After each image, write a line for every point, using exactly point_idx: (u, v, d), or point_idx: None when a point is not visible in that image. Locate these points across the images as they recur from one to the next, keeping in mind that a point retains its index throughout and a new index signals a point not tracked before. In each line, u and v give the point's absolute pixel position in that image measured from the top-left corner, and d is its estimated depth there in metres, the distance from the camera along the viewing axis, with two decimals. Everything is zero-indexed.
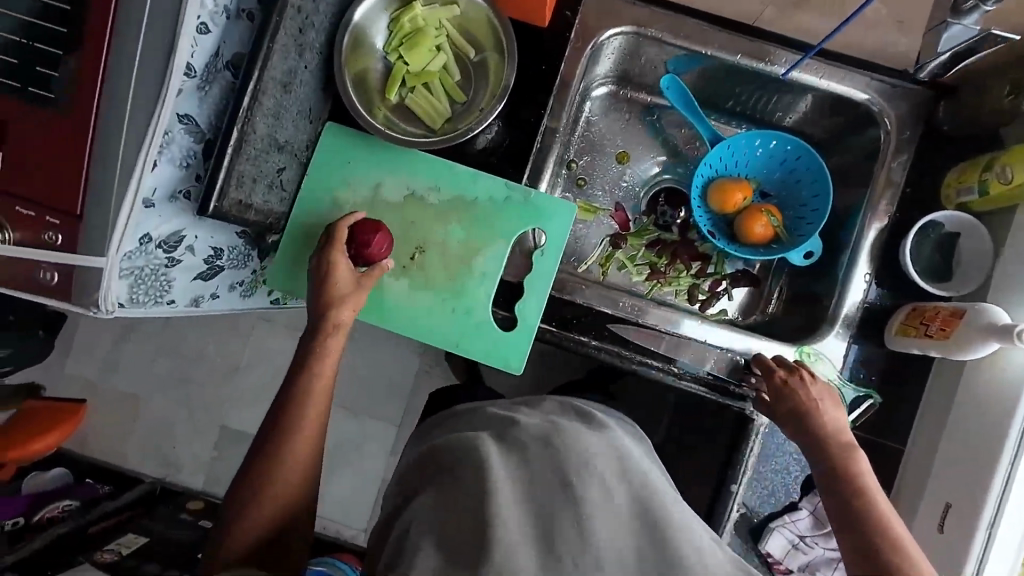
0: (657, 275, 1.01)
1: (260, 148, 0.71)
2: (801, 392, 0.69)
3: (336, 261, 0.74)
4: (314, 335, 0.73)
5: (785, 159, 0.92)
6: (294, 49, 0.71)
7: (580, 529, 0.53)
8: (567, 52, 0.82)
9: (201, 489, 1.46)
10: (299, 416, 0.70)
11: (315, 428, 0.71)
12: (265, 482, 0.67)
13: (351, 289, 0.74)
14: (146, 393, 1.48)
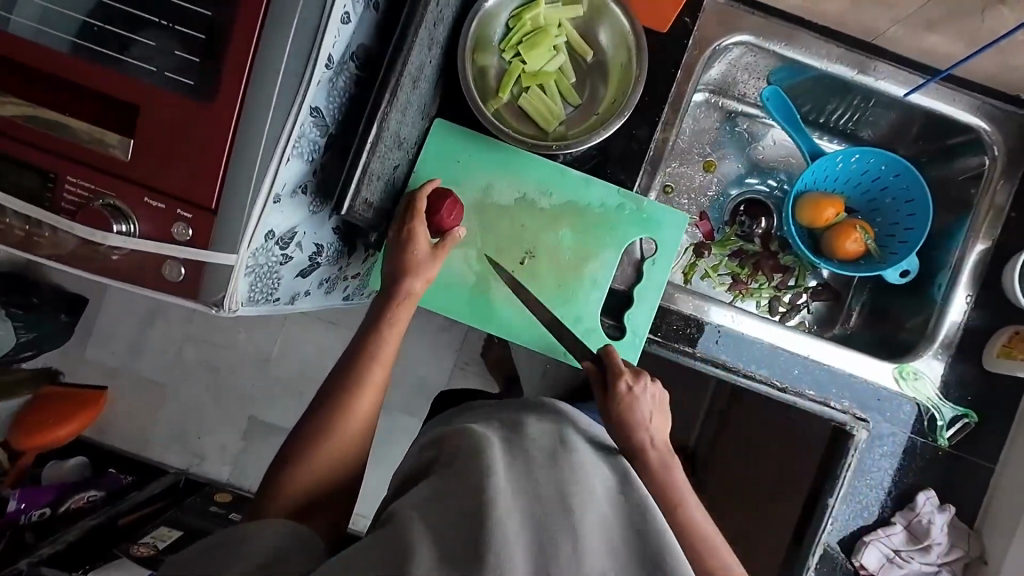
0: (739, 286, 1.02)
1: (387, 146, 0.68)
2: (633, 412, 0.69)
3: (413, 231, 0.72)
4: (385, 303, 0.72)
5: (878, 176, 0.93)
6: (427, 45, 0.68)
7: (577, 546, 0.48)
8: (685, 58, 0.82)
9: (227, 482, 1.34)
10: (358, 386, 0.68)
11: (362, 426, 0.68)
12: (321, 437, 0.66)
13: (421, 262, 0.72)
14: (170, 382, 1.36)
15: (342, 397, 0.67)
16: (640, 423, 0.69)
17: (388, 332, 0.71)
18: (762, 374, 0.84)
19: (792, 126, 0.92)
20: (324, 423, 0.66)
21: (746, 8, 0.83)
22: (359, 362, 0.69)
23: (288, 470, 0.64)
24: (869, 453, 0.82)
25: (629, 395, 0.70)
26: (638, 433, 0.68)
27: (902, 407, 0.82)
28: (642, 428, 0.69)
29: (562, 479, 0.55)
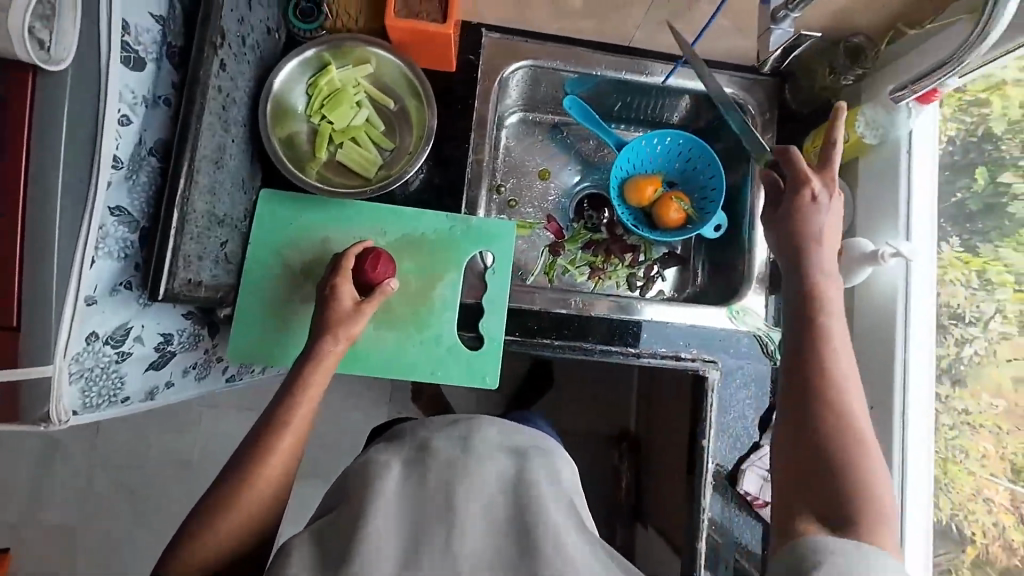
0: (598, 272, 1.12)
1: (202, 226, 0.72)
2: (808, 221, 0.68)
3: (337, 287, 0.75)
4: (303, 363, 0.72)
5: (680, 152, 1.06)
6: (220, 126, 0.73)
7: (450, 539, 0.56)
8: (478, 91, 0.92)
9: None
10: (270, 450, 0.65)
11: (274, 486, 0.65)
12: (232, 501, 0.62)
13: (350, 317, 0.74)
14: (81, 522, 1.27)
15: (248, 458, 0.65)
16: (807, 228, 0.68)
17: (308, 382, 0.71)
18: (619, 346, 0.91)
19: (595, 126, 1.04)
20: (229, 489, 0.63)
21: (526, 38, 0.93)
22: (270, 431, 0.67)
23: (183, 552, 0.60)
24: (726, 390, 0.91)
25: (810, 208, 0.68)
26: (800, 241, 0.68)
27: (741, 340, 0.92)
28: (812, 240, 0.68)
29: (445, 494, 0.60)
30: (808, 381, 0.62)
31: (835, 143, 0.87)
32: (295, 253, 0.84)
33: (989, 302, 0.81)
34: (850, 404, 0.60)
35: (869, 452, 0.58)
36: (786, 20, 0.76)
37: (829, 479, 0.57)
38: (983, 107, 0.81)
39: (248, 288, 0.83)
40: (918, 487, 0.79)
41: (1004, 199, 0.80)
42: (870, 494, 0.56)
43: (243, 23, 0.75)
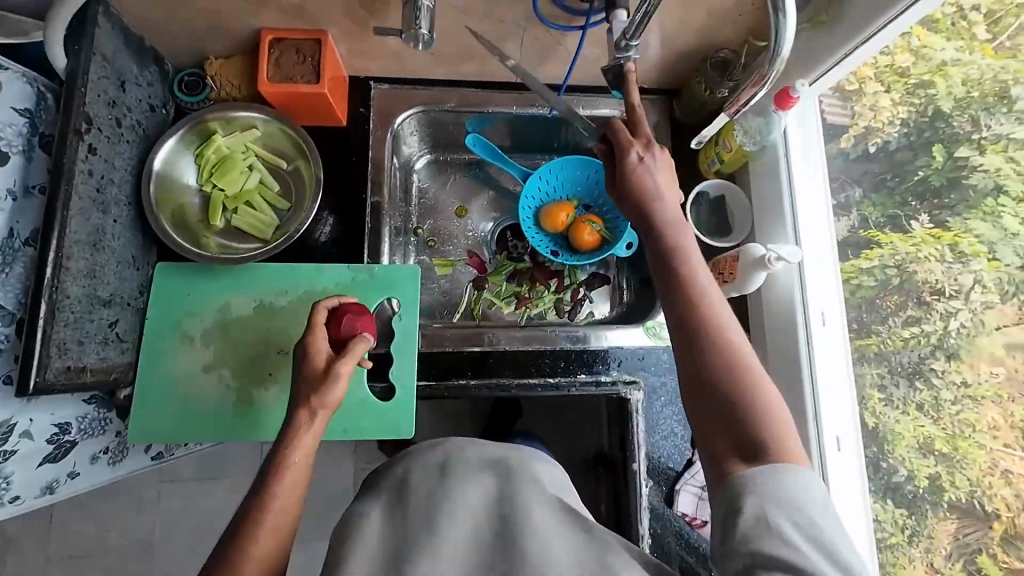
0: (524, 301, 1.11)
1: (81, 311, 0.70)
2: (637, 163, 0.66)
3: (310, 343, 0.69)
4: (287, 432, 0.63)
5: (589, 175, 1.08)
6: (97, 209, 0.73)
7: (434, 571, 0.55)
8: (370, 140, 0.93)
9: None
10: (252, 536, 0.56)
11: (270, 561, 0.56)
12: None
13: (331, 375, 0.66)
14: None
15: (246, 526, 0.56)
16: (645, 191, 0.64)
17: (307, 442, 0.63)
18: (537, 377, 0.89)
19: (499, 161, 1.05)
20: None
21: (414, 86, 0.96)
22: (253, 509, 0.57)
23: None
24: (652, 408, 0.90)
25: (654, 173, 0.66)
26: (639, 203, 0.65)
27: (661, 355, 0.92)
28: (654, 193, 0.64)
29: (428, 522, 0.59)
30: (681, 322, 0.58)
31: (721, 153, 0.89)
32: (194, 324, 0.83)
33: (967, 273, 0.73)
34: (728, 335, 0.57)
35: (757, 376, 0.55)
36: (629, 49, 0.68)
37: (725, 414, 0.54)
38: (929, 88, 0.76)
39: (147, 365, 0.81)
40: (841, 484, 0.79)
41: (966, 171, 0.73)
42: (770, 418, 0.53)
43: (116, 106, 0.76)
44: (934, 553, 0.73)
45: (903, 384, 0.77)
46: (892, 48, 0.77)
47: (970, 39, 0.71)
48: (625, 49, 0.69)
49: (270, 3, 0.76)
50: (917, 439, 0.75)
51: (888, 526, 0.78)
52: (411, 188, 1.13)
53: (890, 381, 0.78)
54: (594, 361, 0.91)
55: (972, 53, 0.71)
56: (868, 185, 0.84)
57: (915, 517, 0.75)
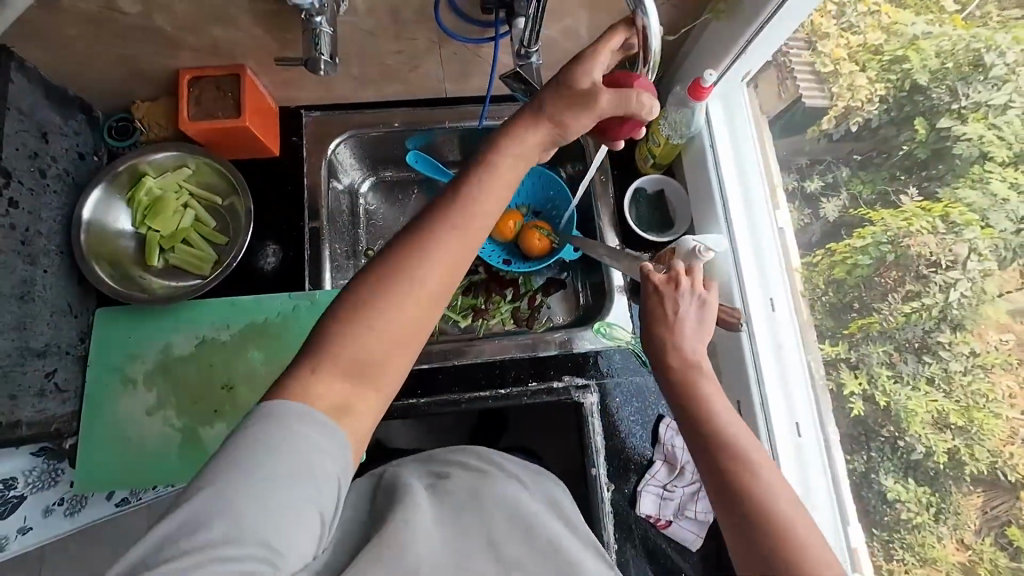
0: (480, 313, 1.10)
1: (10, 364, 0.70)
2: (658, 301, 0.67)
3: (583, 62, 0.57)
4: (468, 168, 0.57)
5: (532, 180, 1.08)
6: (23, 261, 0.73)
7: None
8: (304, 167, 0.93)
9: None
10: (421, 264, 0.51)
11: (422, 308, 0.51)
12: (367, 317, 0.50)
13: (595, 97, 0.57)
14: None
15: (418, 250, 0.52)
16: (670, 322, 0.65)
17: (461, 221, 0.53)
18: (488, 388, 0.90)
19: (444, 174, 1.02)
20: (388, 277, 0.51)
21: (341, 112, 0.96)
22: (428, 235, 0.52)
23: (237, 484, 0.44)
24: (608, 410, 0.88)
25: (692, 309, 0.66)
26: (663, 334, 0.65)
27: (613, 357, 0.91)
28: (680, 329, 0.65)
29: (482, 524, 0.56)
30: (713, 478, 0.57)
31: (653, 148, 0.89)
32: (137, 367, 0.83)
33: (961, 243, 0.63)
34: (757, 466, 0.55)
35: (788, 512, 0.53)
36: (531, 56, 0.74)
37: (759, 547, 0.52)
38: (903, 64, 0.68)
39: (90, 413, 0.81)
40: (801, 473, 0.77)
41: (949, 143, 0.65)
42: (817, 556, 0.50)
43: (39, 157, 0.77)
44: (962, 529, 0.62)
45: (911, 360, 0.67)
46: (864, 26, 0.71)
47: (940, 12, 0.64)
48: (527, 56, 0.74)
49: (182, 43, 0.77)
50: (931, 414, 0.65)
51: (911, 505, 0.67)
52: (358, 212, 1.05)
53: (900, 359, 0.69)
54: (547, 368, 0.90)
55: (942, 26, 0.64)
56: (856, 164, 0.75)
57: (941, 494, 0.64)
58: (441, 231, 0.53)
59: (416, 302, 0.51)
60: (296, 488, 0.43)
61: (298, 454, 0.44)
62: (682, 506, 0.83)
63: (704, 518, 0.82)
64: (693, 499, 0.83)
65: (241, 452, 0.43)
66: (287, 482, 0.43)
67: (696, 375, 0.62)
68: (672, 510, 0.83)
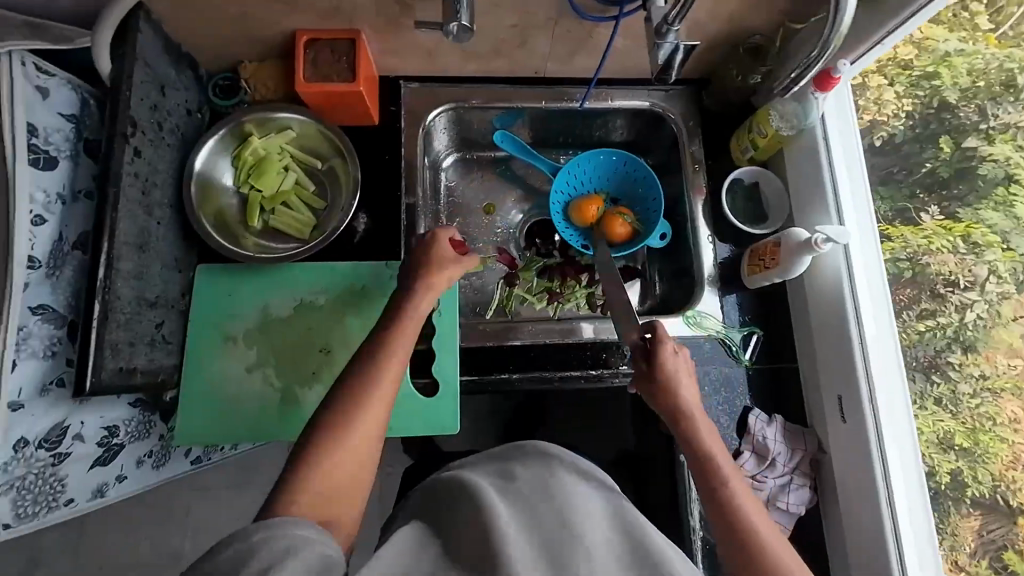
0: (556, 297, 1.11)
1: (130, 311, 0.71)
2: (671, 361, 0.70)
3: (436, 239, 0.77)
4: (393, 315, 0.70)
5: (617, 167, 1.08)
6: (142, 211, 0.74)
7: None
8: (403, 137, 0.93)
9: None
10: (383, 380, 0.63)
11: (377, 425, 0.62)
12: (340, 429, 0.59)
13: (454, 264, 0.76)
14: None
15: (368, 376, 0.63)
16: (679, 388, 0.69)
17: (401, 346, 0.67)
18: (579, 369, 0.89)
19: (527, 155, 1.06)
20: (326, 412, 0.61)
21: (442, 85, 0.96)
22: (372, 362, 0.64)
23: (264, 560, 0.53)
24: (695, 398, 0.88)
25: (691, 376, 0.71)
26: (671, 401, 0.68)
27: (701, 346, 0.91)
28: (684, 394, 0.69)
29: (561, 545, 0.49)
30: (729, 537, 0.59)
31: (757, 138, 0.88)
32: (236, 324, 0.83)
33: (981, 265, 0.78)
34: (752, 509, 0.60)
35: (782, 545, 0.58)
36: (668, 34, 0.71)
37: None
38: (933, 80, 0.82)
39: (191, 367, 0.81)
40: (907, 478, 0.75)
41: (974, 161, 0.80)
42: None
43: (157, 110, 0.77)
44: (960, 551, 0.73)
45: (921, 377, 0.79)
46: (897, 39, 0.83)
47: (974, 29, 0.80)
48: (664, 34, 0.70)
49: (307, 3, 0.77)
50: (936, 435, 0.76)
51: (947, 529, 0.74)
52: (439, 186, 1.13)
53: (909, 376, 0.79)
54: None
55: (975, 43, 0.80)
56: (879, 177, 0.86)
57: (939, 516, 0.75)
58: (384, 352, 0.65)
59: (368, 406, 0.61)
60: (301, 555, 0.45)
61: (300, 543, 0.46)
62: (771, 497, 0.82)
63: (793, 511, 0.82)
64: (782, 491, 0.82)
65: (256, 547, 0.44)
66: (299, 559, 0.44)
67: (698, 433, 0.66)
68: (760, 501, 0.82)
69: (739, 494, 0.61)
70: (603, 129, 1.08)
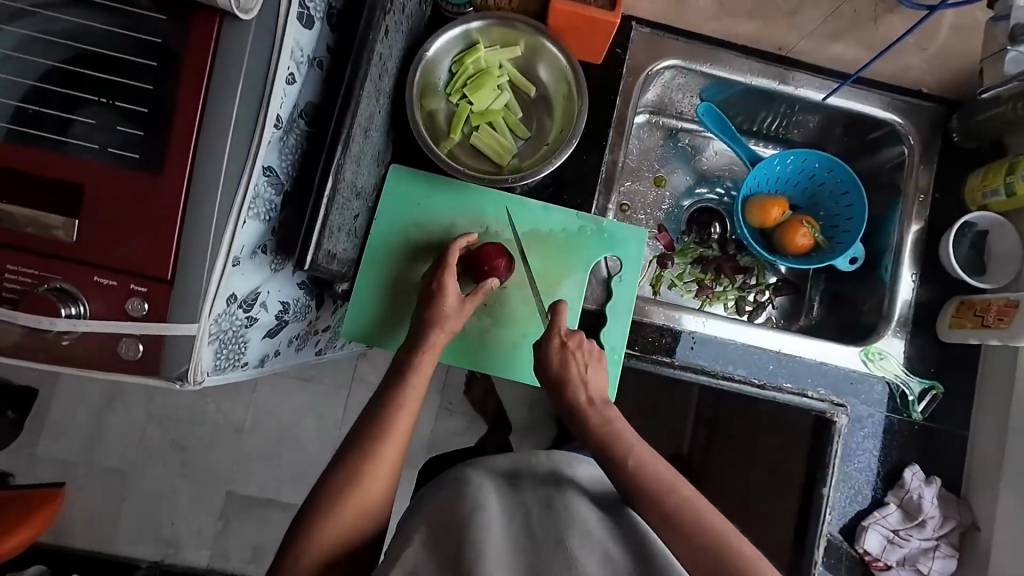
0: (706, 291, 1.04)
1: (345, 196, 0.69)
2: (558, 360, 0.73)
3: (443, 283, 0.75)
4: (408, 354, 0.74)
5: (815, 174, 0.99)
6: (374, 96, 0.70)
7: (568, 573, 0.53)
8: (623, 83, 0.87)
9: (239, 566, 1.52)
10: (379, 436, 0.68)
11: (393, 466, 0.68)
12: (364, 464, 0.66)
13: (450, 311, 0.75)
14: (165, 476, 1.55)
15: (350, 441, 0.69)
16: (587, 382, 0.72)
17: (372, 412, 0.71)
18: (740, 374, 0.86)
19: (728, 134, 1.00)
20: (367, 449, 0.67)
21: (676, 37, 0.89)
22: (357, 442, 0.68)
23: (318, 522, 0.63)
24: (852, 436, 0.84)
25: (591, 372, 0.74)
26: (575, 397, 0.72)
27: (873, 386, 0.85)
28: (595, 384, 0.73)
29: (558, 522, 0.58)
30: (660, 514, 0.61)
31: (1019, 184, 0.81)
32: (419, 236, 0.82)
33: None
34: (677, 491, 0.62)
35: (721, 524, 0.60)
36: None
37: (692, 557, 0.59)
38: None
39: (370, 265, 0.81)
40: None
41: None
42: (746, 564, 0.57)
43: None
44: None
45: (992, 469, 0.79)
46: None
47: None
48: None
49: None
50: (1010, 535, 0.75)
51: None
52: None
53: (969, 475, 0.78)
54: (802, 373, 0.86)
55: None
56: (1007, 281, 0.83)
57: None
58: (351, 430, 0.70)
59: (377, 451, 0.67)
60: None
61: None
62: (908, 556, 0.81)
63: None
64: (923, 554, 0.80)
65: None
66: None
67: (612, 423, 0.69)
68: (896, 557, 0.80)
69: (662, 476, 0.63)
70: (796, 126, 1.02)
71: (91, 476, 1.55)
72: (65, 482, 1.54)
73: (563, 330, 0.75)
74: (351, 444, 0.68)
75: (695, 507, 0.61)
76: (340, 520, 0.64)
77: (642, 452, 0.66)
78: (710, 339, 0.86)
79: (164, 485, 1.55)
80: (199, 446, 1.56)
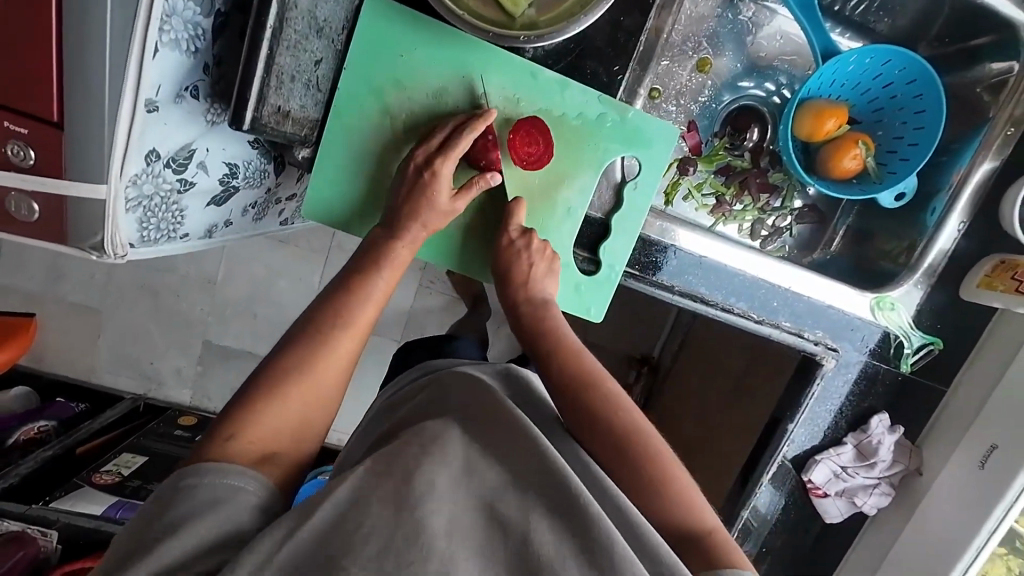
0: (723, 208, 0.89)
1: (300, 31, 0.52)
2: (516, 252, 0.67)
3: (438, 170, 0.62)
4: (396, 232, 0.63)
5: (892, 83, 0.81)
6: None
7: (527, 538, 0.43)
8: None
9: (215, 408, 1.57)
10: (340, 313, 0.58)
11: (359, 341, 0.59)
12: (325, 333, 0.57)
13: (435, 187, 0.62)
14: (137, 317, 1.53)
15: (312, 322, 0.58)
16: (531, 281, 0.67)
17: (337, 308, 0.59)
18: (740, 307, 0.79)
19: (806, 12, 0.78)
20: (327, 326, 0.57)
21: None
22: (319, 321, 0.58)
23: (267, 388, 0.53)
24: (833, 379, 0.83)
25: (536, 270, 0.67)
26: (516, 292, 0.67)
27: (871, 333, 0.82)
28: (539, 285, 0.67)
29: (528, 450, 0.50)
30: (569, 390, 0.58)
31: None
32: (399, 101, 0.66)
33: None
34: (604, 390, 0.57)
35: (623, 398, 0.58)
36: None
37: (601, 452, 0.54)
38: None
39: (334, 131, 0.66)
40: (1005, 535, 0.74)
41: None
42: (645, 439, 0.55)
43: None
44: None
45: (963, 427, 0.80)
46: None
47: None
48: None
49: None
50: (951, 485, 0.79)
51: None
52: None
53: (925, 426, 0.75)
54: (802, 318, 0.81)
55: None
56: None
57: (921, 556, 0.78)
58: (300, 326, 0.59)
59: (337, 330, 0.57)
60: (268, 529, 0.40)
61: None
62: (847, 490, 0.85)
63: (863, 509, 0.85)
64: (862, 490, 0.84)
65: None
66: None
67: (547, 318, 0.66)
68: (836, 488, 0.84)
69: (581, 368, 0.59)
70: (887, 14, 0.82)
71: (60, 310, 1.51)
72: (35, 313, 1.51)
73: (517, 228, 0.68)
74: (310, 313, 0.58)
75: (605, 386, 0.58)
76: (297, 388, 0.54)
77: (593, 370, 0.59)
78: (711, 265, 0.77)
79: (136, 326, 1.53)
80: (170, 291, 1.51)
